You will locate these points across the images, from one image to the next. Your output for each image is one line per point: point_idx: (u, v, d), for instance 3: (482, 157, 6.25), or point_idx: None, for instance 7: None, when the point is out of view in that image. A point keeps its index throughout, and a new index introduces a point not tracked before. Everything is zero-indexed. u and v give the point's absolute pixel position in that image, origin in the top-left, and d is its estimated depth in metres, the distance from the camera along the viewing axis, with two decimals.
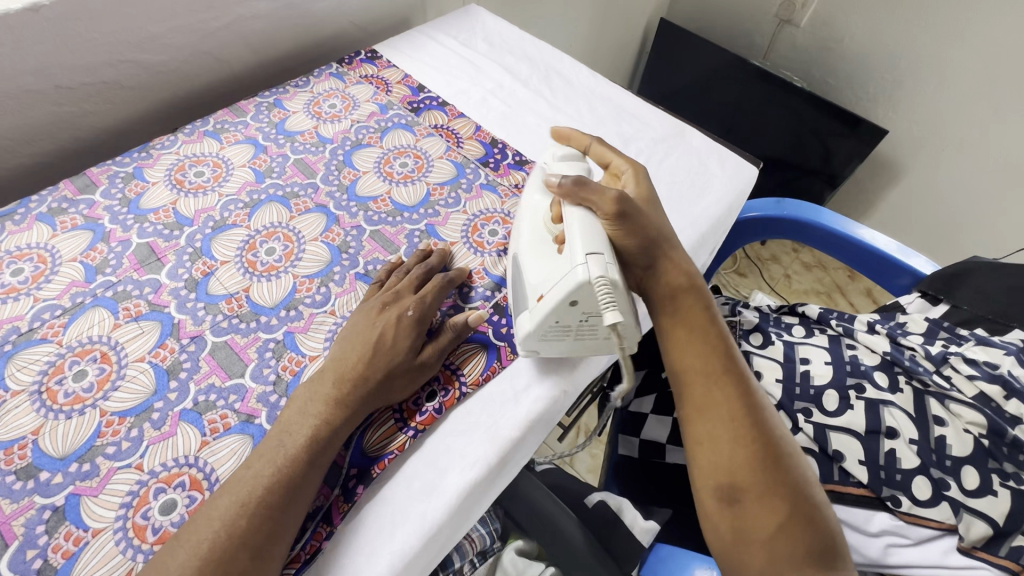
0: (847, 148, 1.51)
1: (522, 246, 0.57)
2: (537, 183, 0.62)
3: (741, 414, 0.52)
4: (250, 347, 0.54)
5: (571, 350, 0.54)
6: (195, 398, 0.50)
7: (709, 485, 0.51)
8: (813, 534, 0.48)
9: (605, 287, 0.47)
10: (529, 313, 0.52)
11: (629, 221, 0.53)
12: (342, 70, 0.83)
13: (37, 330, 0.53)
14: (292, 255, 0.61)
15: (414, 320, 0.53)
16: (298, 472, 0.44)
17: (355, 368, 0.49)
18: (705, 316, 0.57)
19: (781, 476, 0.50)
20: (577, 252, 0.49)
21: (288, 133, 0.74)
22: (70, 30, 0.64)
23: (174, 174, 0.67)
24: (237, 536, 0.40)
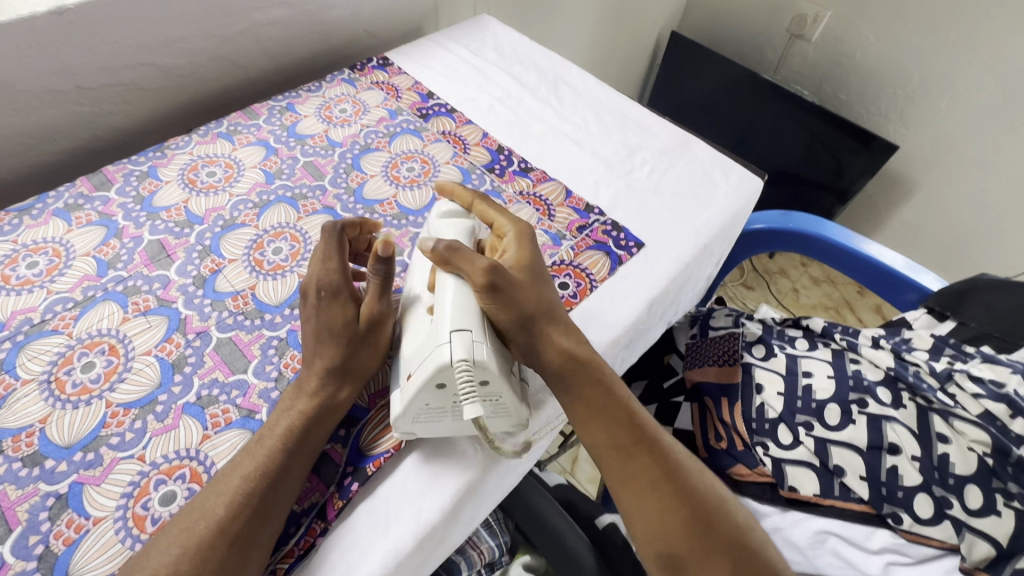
0: (860, 164, 1.49)
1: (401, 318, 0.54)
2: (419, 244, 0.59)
3: (663, 484, 0.52)
4: (253, 344, 0.55)
5: (450, 431, 0.49)
6: (198, 392, 0.51)
7: (648, 557, 0.52)
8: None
9: (466, 369, 0.44)
10: (398, 393, 0.48)
11: (499, 294, 0.49)
12: (354, 76, 0.85)
13: (49, 322, 0.54)
14: (298, 255, 0.62)
15: (329, 294, 0.51)
16: (278, 463, 0.45)
17: (311, 362, 0.50)
18: (607, 385, 0.54)
19: (713, 534, 0.51)
20: (442, 329, 0.47)
21: (299, 136, 0.75)
22: (94, 33, 0.66)
23: (186, 174, 0.69)
24: (217, 523, 0.41)
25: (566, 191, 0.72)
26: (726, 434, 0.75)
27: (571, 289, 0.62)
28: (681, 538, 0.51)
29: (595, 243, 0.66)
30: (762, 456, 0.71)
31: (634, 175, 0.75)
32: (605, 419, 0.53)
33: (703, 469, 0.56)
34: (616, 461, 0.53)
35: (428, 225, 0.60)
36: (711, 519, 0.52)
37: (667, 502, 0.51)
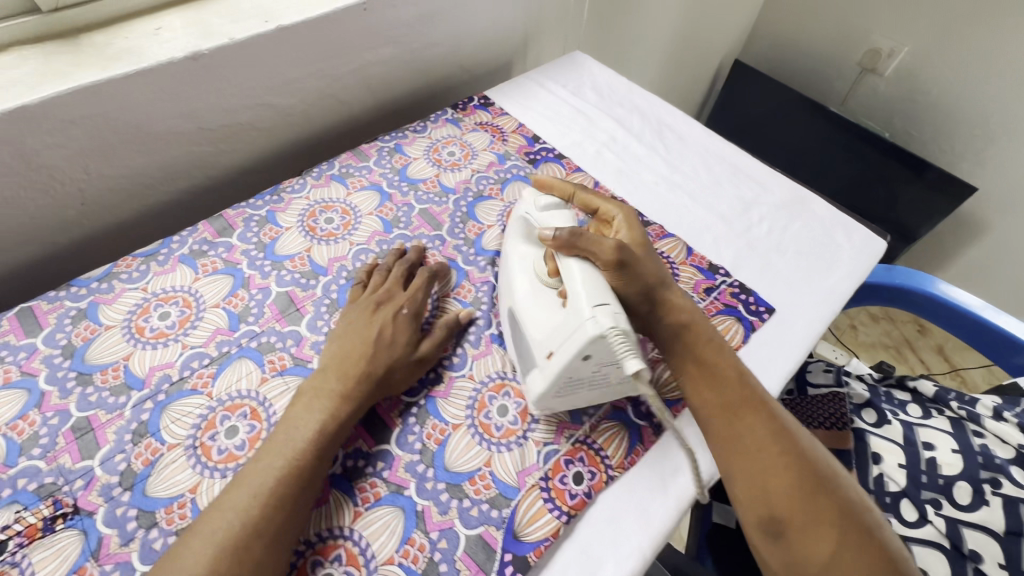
0: (910, 194, 1.45)
1: (518, 299, 0.55)
2: (519, 234, 0.60)
3: (770, 444, 0.49)
4: (393, 410, 0.53)
5: (591, 397, 0.52)
6: (343, 463, 0.50)
7: (750, 521, 0.48)
8: (876, 563, 0.44)
9: (622, 339, 0.45)
10: (540, 373, 0.49)
11: (625, 268, 0.54)
12: (457, 116, 0.84)
13: (188, 380, 0.53)
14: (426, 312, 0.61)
15: (408, 317, 0.56)
16: (309, 465, 0.46)
17: (358, 364, 0.51)
18: (717, 346, 0.56)
19: (825, 502, 0.46)
20: (580, 305, 0.47)
21: (411, 180, 0.74)
22: (221, 77, 0.65)
23: (306, 220, 0.67)
24: (249, 526, 0.41)
25: (687, 248, 0.70)
26: None
27: None
28: (787, 500, 0.47)
29: (725, 308, 0.64)
30: None
31: (754, 233, 0.73)
32: (712, 377, 0.54)
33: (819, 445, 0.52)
34: (720, 419, 0.52)
35: (527, 217, 0.60)
36: (823, 486, 0.47)
37: (775, 462, 0.48)
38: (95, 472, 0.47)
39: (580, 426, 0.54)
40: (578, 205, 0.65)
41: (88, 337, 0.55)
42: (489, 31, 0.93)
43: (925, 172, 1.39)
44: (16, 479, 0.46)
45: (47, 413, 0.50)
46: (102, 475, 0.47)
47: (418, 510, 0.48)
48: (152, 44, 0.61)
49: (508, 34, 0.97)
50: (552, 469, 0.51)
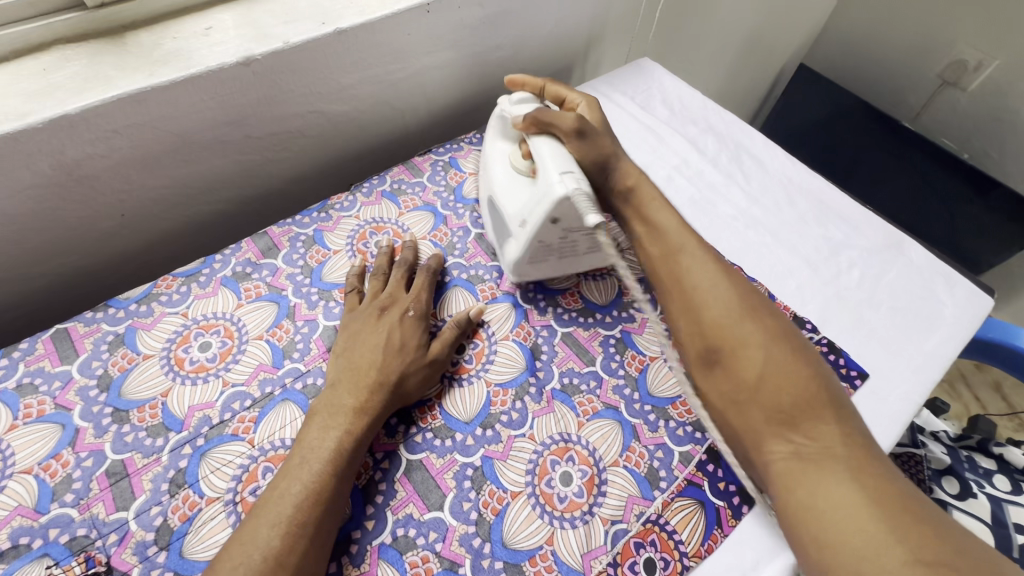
0: (974, 215, 1.32)
1: (495, 185, 0.59)
2: (496, 130, 0.63)
3: (709, 277, 0.49)
4: (447, 472, 0.49)
5: (557, 266, 0.60)
6: (393, 531, 0.45)
7: (690, 354, 0.48)
8: (810, 393, 0.42)
9: (585, 199, 0.50)
10: (515, 241, 0.56)
11: (585, 137, 0.56)
12: None
13: (228, 424, 0.49)
14: (483, 356, 0.56)
15: (414, 319, 0.54)
16: (329, 488, 0.43)
17: (369, 373, 0.49)
18: (660, 199, 0.56)
19: (755, 330, 0.45)
20: (548, 174, 0.52)
21: (466, 201, 0.68)
22: (273, 83, 0.60)
23: (356, 243, 0.62)
24: (272, 559, 0.39)
25: (769, 296, 0.64)
26: None
27: None
28: (720, 330, 0.46)
29: None
30: None
31: (843, 281, 0.66)
32: (651, 227, 0.54)
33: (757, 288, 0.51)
34: (660, 261, 0.52)
35: (502, 112, 0.62)
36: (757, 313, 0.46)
37: (711, 294, 0.48)
38: (129, 526, 0.43)
39: (652, 503, 0.49)
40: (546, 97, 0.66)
41: (126, 368, 0.51)
42: (552, 34, 0.85)
43: (989, 191, 1.26)
44: (48, 529, 0.43)
45: (81, 453, 0.46)
46: (137, 530, 0.43)
47: None
48: (200, 47, 0.56)
49: (572, 37, 0.89)
50: (621, 553, 0.46)
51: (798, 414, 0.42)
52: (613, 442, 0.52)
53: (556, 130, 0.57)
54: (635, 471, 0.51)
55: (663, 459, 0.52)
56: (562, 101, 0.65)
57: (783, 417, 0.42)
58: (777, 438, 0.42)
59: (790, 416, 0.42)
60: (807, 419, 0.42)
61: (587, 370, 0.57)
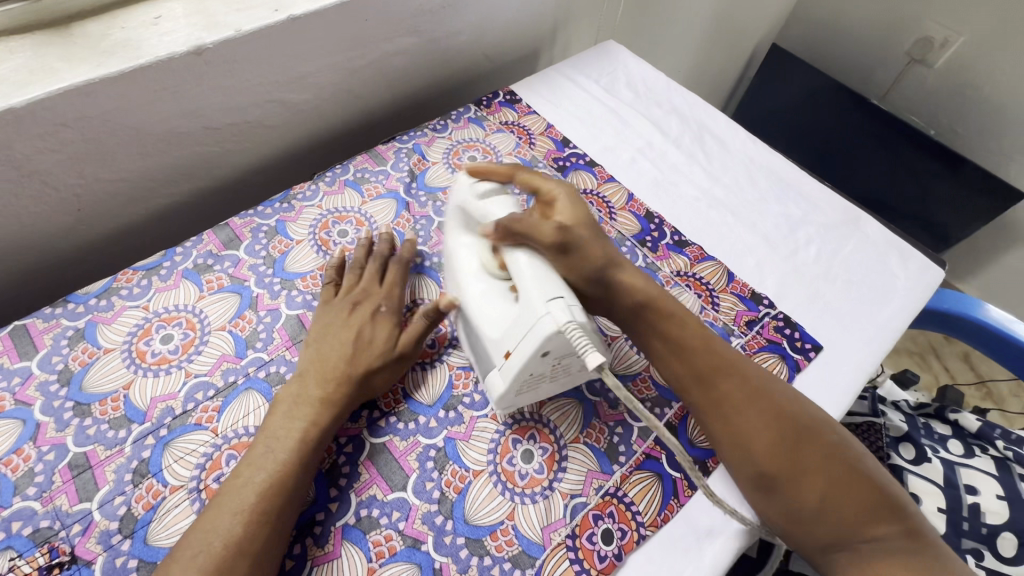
0: (942, 191, 1.35)
1: (466, 294, 0.52)
2: (458, 224, 0.57)
3: (748, 411, 0.48)
4: (410, 453, 0.50)
5: (552, 391, 0.51)
6: (357, 512, 0.46)
7: (744, 475, 0.48)
8: (829, 484, 0.45)
9: (577, 331, 0.42)
10: (499, 373, 0.48)
11: (569, 253, 0.50)
12: (481, 114, 0.78)
13: (191, 414, 0.49)
14: (445, 340, 0.57)
15: (386, 315, 0.54)
16: (292, 478, 0.44)
17: (336, 367, 0.50)
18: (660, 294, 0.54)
19: (799, 454, 0.46)
20: (534, 301, 0.44)
21: (429, 189, 0.69)
22: (229, 72, 0.60)
23: (318, 233, 0.63)
24: (232, 545, 0.40)
25: (727, 274, 0.65)
26: None
27: None
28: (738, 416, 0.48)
29: (768, 344, 0.60)
30: None
31: (800, 257, 0.67)
32: (670, 320, 0.52)
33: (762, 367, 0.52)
34: (688, 373, 0.51)
35: (463, 207, 0.55)
36: (795, 430, 0.47)
37: (752, 430, 0.47)
38: (93, 516, 0.44)
39: (611, 477, 0.50)
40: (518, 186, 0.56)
41: (86, 362, 0.51)
42: (516, 18, 0.85)
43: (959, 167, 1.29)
44: (11, 522, 0.43)
45: (43, 447, 0.47)
46: (101, 519, 0.44)
47: (436, 567, 0.45)
48: (150, 36, 0.55)
49: (537, 20, 0.89)
50: (579, 525, 0.47)
51: (865, 522, 0.44)
52: (573, 421, 0.53)
53: (532, 243, 0.49)
54: (595, 447, 0.52)
55: (622, 435, 0.53)
56: (534, 191, 0.56)
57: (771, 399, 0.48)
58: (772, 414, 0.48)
59: (855, 528, 0.44)
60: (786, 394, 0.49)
61: None
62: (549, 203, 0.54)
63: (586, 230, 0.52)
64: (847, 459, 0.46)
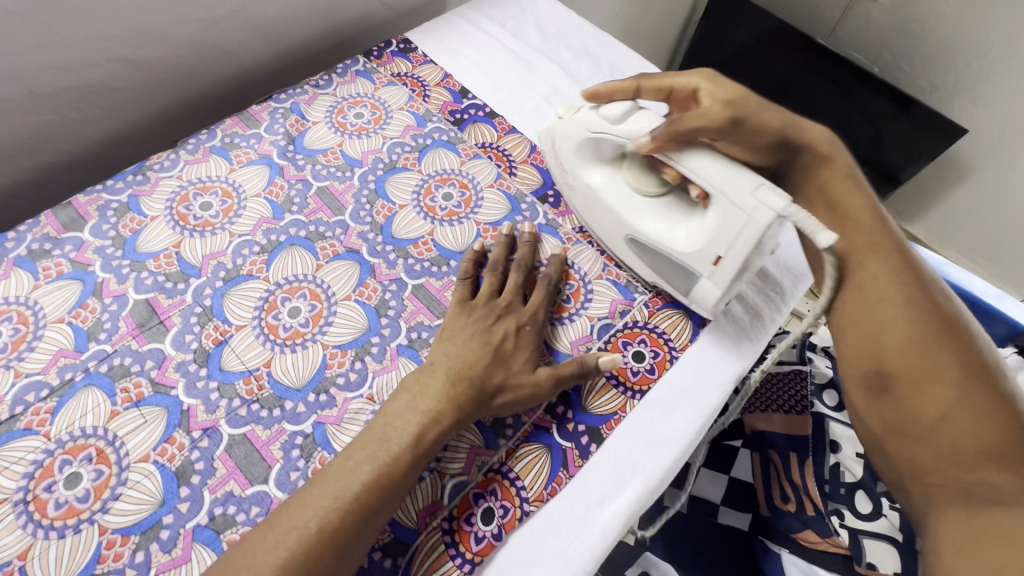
0: (897, 133, 1.28)
1: (635, 224, 0.54)
2: (585, 157, 0.57)
3: (889, 286, 0.47)
4: (273, 443, 0.45)
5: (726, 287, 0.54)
6: (211, 511, 0.42)
7: (854, 373, 0.48)
8: (959, 390, 0.42)
9: (799, 212, 0.45)
10: (712, 280, 0.51)
11: (741, 126, 0.52)
12: (370, 66, 0.70)
13: (20, 418, 0.44)
14: (320, 318, 0.52)
15: (532, 334, 0.51)
16: (399, 473, 0.42)
17: (471, 369, 0.47)
18: (853, 186, 0.53)
19: (949, 359, 0.43)
20: (739, 198, 0.46)
21: (308, 152, 0.62)
22: (44, 27, 0.51)
23: (176, 207, 0.56)
24: (326, 531, 0.39)
25: None
26: (795, 496, 0.68)
27: (648, 360, 0.53)
28: (898, 356, 0.45)
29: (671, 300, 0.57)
30: (837, 526, 0.65)
31: None
32: (846, 221, 0.51)
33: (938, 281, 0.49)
34: (851, 235, 0.50)
35: (592, 138, 0.55)
36: (949, 331, 0.44)
37: (887, 294, 0.47)
38: None
39: (496, 452, 0.47)
40: (647, 95, 0.58)
41: None
42: None
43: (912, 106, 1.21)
44: None
45: None
46: None
47: None
48: None
49: None
50: (459, 506, 0.45)
51: (982, 459, 0.40)
52: None
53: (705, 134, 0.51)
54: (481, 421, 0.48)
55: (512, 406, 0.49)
56: (668, 90, 0.57)
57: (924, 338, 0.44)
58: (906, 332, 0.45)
59: (971, 463, 0.41)
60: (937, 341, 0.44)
61: (437, 323, 0.52)
62: (690, 96, 0.56)
63: (750, 100, 0.53)
64: (1013, 405, 0.40)
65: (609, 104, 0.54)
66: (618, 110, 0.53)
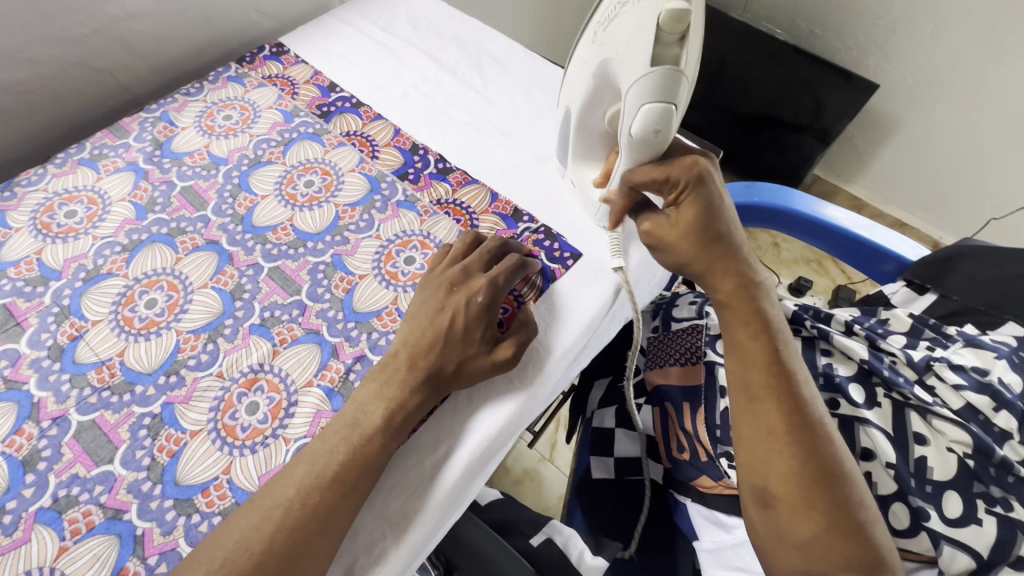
0: (840, 102, 1.27)
1: (571, 113, 0.55)
2: (609, 42, 0.47)
3: (779, 416, 0.47)
4: (121, 425, 0.47)
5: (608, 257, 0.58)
6: (54, 493, 0.44)
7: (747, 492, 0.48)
8: (827, 522, 0.44)
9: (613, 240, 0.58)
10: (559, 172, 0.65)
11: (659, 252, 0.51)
12: (242, 71, 0.73)
13: None
14: (176, 307, 0.54)
15: (483, 304, 0.50)
16: (377, 449, 0.44)
17: (427, 356, 0.48)
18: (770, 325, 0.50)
19: (810, 483, 0.45)
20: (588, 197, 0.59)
21: (174, 155, 0.64)
22: None
23: (40, 217, 0.58)
24: (311, 506, 0.40)
25: (491, 194, 0.63)
26: (688, 445, 0.69)
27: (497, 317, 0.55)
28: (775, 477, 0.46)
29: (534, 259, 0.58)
30: (726, 467, 0.65)
31: None
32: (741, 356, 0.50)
33: (812, 394, 0.51)
34: (746, 370, 0.49)
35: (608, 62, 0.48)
36: (814, 449, 0.46)
37: (775, 424, 0.46)
38: None
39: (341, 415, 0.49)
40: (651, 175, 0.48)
41: None
42: None
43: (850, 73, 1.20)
44: None
45: None
46: None
47: (138, 534, 0.43)
48: None
49: None
50: None
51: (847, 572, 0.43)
52: (308, 365, 0.51)
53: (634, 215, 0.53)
54: (328, 387, 0.50)
55: (360, 370, 0.51)
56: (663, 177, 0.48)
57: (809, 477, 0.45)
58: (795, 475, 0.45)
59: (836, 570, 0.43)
60: (806, 472, 0.45)
61: (290, 300, 0.55)
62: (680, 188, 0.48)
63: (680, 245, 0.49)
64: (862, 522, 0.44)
65: (637, 106, 0.45)
66: (640, 124, 0.45)
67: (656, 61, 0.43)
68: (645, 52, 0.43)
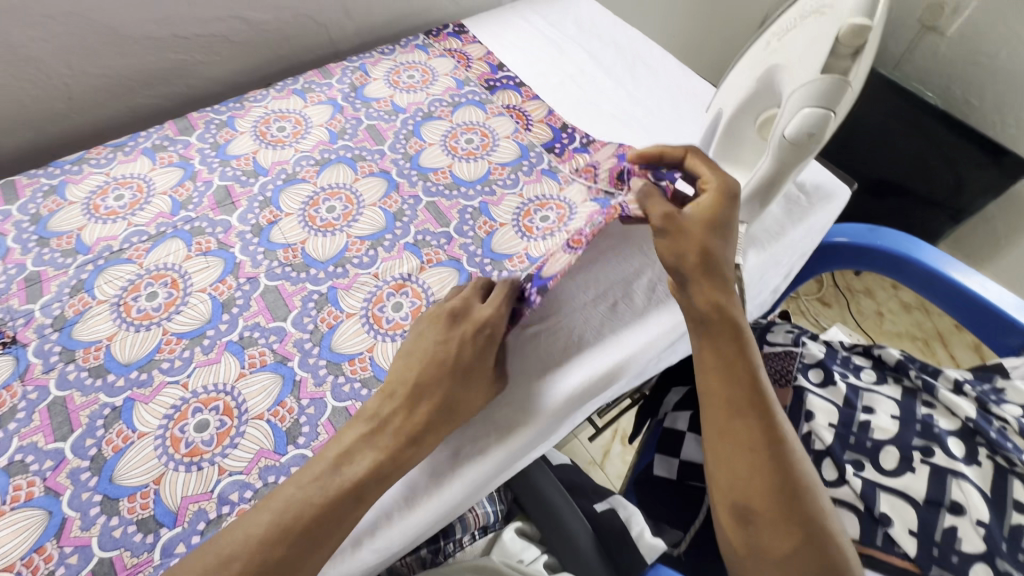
0: (984, 180, 1.18)
1: (723, 113, 0.61)
2: (784, 52, 0.52)
3: (758, 437, 0.49)
4: (296, 295, 0.58)
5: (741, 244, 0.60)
6: (240, 332, 0.55)
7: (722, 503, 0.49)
8: (804, 535, 0.47)
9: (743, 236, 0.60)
10: None
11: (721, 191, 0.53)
12: (428, 42, 0.85)
13: (125, 251, 0.60)
14: (349, 215, 0.64)
15: (489, 337, 0.51)
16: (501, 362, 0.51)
17: (435, 391, 0.48)
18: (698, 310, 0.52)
19: (790, 501, 0.48)
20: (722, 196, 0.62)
21: (365, 98, 0.76)
22: None
23: (259, 127, 0.72)
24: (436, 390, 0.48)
25: None
26: None
27: None
28: (752, 490, 0.48)
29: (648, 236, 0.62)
30: None
31: None
32: (723, 369, 0.51)
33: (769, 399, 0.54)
34: (729, 389, 0.51)
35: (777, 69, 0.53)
36: (786, 468, 0.49)
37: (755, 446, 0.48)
38: (35, 314, 0.55)
39: None
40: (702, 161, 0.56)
41: (53, 210, 0.62)
42: None
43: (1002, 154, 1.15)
44: None
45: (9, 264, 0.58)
46: (40, 317, 0.55)
47: (296, 379, 0.52)
48: None
49: None
50: None
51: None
52: (447, 284, 0.59)
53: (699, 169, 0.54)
54: None
55: None
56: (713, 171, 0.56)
57: (786, 488, 0.48)
58: (772, 488, 0.48)
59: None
60: (778, 488, 0.48)
61: (440, 230, 0.64)
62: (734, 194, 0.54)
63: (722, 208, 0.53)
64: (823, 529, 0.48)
65: (796, 108, 0.50)
66: (795, 126, 0.50)
67: (826, 70, 0.47)
68: (817, 61, 0.48)
